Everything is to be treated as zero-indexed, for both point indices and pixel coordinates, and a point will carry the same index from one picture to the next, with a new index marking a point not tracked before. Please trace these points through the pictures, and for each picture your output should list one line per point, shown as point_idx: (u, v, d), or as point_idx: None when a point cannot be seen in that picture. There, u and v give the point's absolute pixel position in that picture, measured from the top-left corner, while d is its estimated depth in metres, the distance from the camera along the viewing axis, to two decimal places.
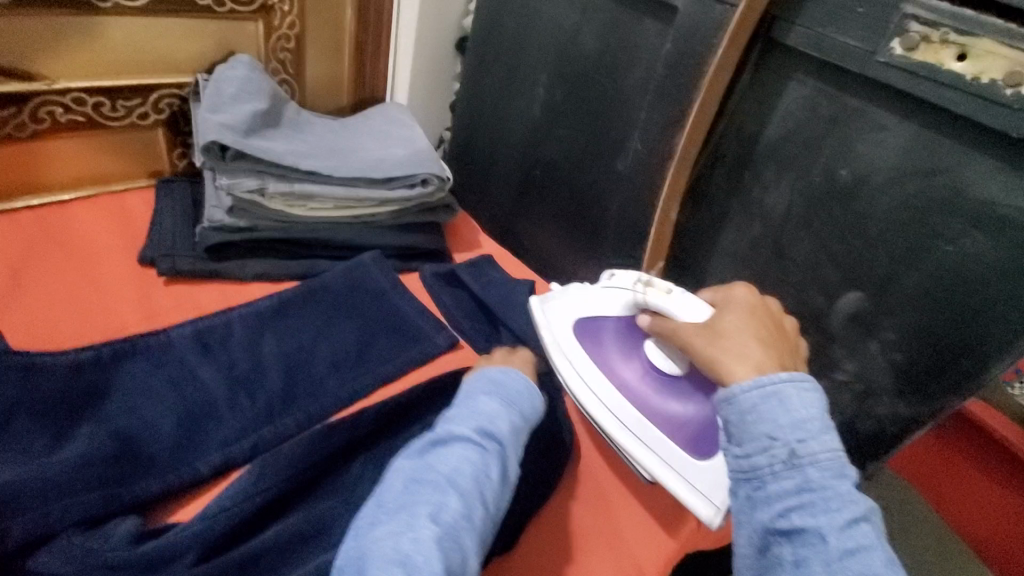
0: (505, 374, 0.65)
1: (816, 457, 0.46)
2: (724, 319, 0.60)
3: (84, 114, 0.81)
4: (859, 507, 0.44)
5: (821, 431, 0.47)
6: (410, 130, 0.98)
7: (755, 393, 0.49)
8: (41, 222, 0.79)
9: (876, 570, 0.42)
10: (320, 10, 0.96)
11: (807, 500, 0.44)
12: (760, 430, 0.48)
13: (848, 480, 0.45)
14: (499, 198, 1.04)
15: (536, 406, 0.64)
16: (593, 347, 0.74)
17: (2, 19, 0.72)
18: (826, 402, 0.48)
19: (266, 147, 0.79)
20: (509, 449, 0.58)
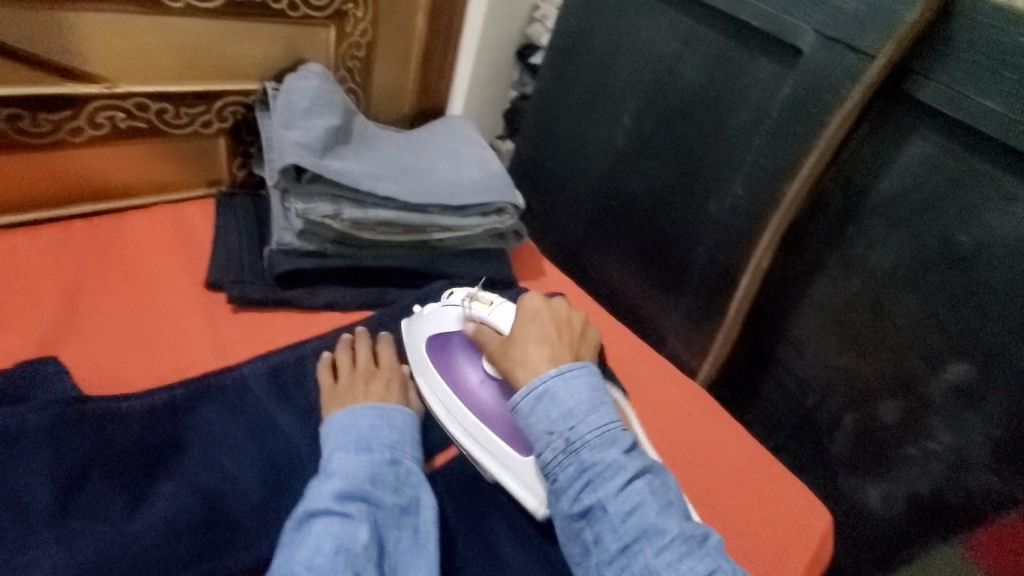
0: (351, 412, 0.58)
1: (584, 439, 0.54)
2: (535, 325, 0.63)
3: (147, 121, 0.76)
4: (625, 468, 0.53)
5: (584, 415, 0.56)
6: (480, 149, 0.93)
7: (530, 401, 0.58)
8: (99, 237, 0.74)
9: (649, 520, 0.50)
10: (393, 18, 0.91)
11: (591, 476, 0.53)
12: (540, 429, 0.57)
13: (616, 448, 0.54)
14: (567, 225, 1.00)
15: (398, 432, 0.58)
16: (449, 366, 0.67)
17: (66, 16, 0.66)
18: (593, 389, 0.57)
19: (343, 169, 0.75)
20: (377, 492, 0.52)
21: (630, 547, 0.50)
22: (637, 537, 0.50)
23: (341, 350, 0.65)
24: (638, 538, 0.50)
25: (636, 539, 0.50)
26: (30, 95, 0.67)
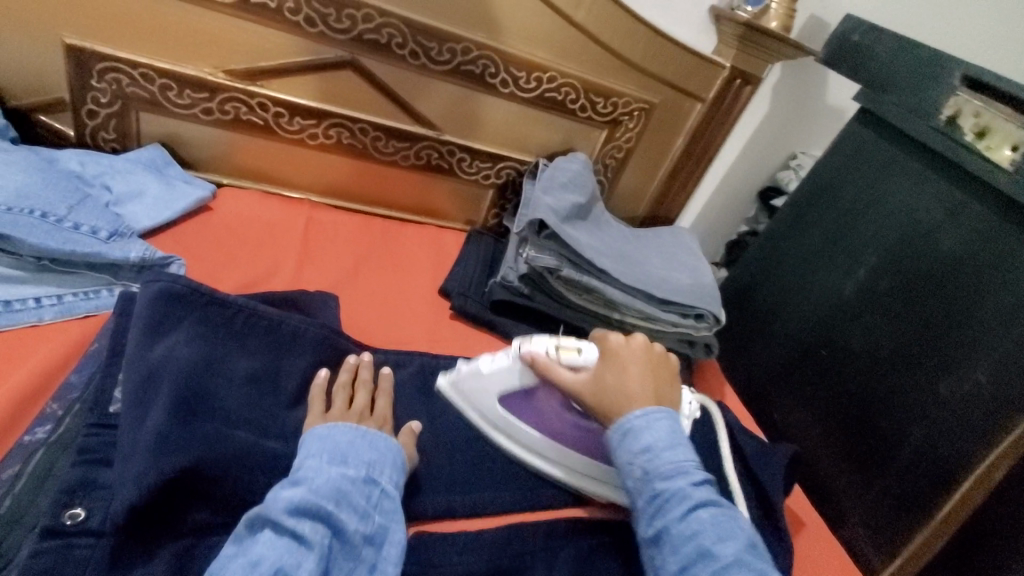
0: (332, 427, 0.55)
1: (660, 468, 0.55)
2: (621, 373, 0.63)
3: (449, 164, 0.99)
4: (692, 495, 0.52)
5: (665, 449, 0.56)
6: (697, 260, 0.98)
7: (617, 436, 0.58)
8: (387, 232, 0.98)
9: (705, 542, 0.49)
10: (657, 134, 1.05)
11: (660, 502, 0.53)
12: (620, 459, 0.57)
13: (687, 478, 0.54)
14: (763, 359, 0.97)
15: (379, 453, 0.55)
16: (523, 404, 0.69)
17: (431, 81, 0.90)
18: (672, 425, 0.58)
19: (577, 237, 0.86)
20: (341, 512, 0.48)
21: (688, 569, 0.49)
22: (697, 559, 0.49)
23: (340, 378, 0.62)
24: (696, 560, 0.49)
25: (694, 560, 0.49)
26: (388, 127, 0.92)
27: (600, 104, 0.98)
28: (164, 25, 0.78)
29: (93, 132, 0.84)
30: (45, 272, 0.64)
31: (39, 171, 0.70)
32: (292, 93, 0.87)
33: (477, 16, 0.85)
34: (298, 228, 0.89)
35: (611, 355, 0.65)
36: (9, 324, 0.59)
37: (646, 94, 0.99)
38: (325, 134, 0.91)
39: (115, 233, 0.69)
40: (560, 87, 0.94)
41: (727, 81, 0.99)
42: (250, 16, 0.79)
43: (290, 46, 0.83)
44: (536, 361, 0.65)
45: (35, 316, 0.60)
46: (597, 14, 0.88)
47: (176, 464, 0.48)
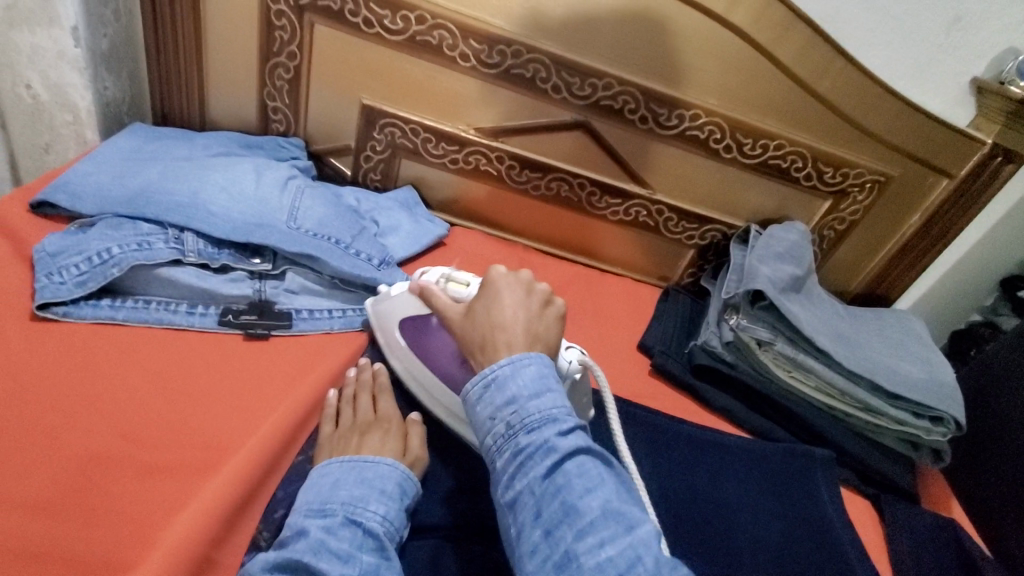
0: (322, 470, 0.56)
1: (527, 427, 0.50)
2: (491, 304, 0.59)
3: (655, 222, 1.02)
4: (560, 447, 0.48)
5: (529, 398, 0.51)
6: (932, 352, 0.87)
7: (478, 389, 0.53)
8: (588, 280, 1.03)
9: (573, 501, 0.46)
10: (887, 209, 0.97)
11: (523, 458, 0.48)
12: (482, 417, 0.52)
13: (554, 428, 0.49)
14: (1005, 477, 0.83)
15: (364, 488, 0.53)
16: (419, 336, 0.70)
17: (654, 143, 0.94)
18: (539, 367, 0.53)
19: (796, 310, 0.82)
20: (317, 559, 0.46)
21: (550, 532, 0.45)
22: (560, 519, 0.45)
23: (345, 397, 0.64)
24: (561, 522, 0.45)
25: (559, 520, 0.45)
26: (605, 183, 0.98)
27: (828, 173, 0.94)
28: (434, 89, 0.92)
29: (365, 173, 1.02)
30: (335, 288, 0.78)
31: (333, 204, 0.85)
32: (527, 149, 0.97)
33: (710, 86, 0.88)
34: (514, 269, 0.98)
35: (487, 289, 0.62)
36: (312, 329, 0.72)
37: (882, 167, 0.92)
38: (546, 186, 1.00)
39: (384, 260, 0.81)
40: (786, 155, 0.92)
41: (985, 157, 0.89)
42: (506, 85, 0.90)
43: (533, 110, 0.92)
44: (423, 291, 0.66)
45: (328, 324, 0.73)
46: (840, 86, 0.85)
47: (385, 458, 0.57)
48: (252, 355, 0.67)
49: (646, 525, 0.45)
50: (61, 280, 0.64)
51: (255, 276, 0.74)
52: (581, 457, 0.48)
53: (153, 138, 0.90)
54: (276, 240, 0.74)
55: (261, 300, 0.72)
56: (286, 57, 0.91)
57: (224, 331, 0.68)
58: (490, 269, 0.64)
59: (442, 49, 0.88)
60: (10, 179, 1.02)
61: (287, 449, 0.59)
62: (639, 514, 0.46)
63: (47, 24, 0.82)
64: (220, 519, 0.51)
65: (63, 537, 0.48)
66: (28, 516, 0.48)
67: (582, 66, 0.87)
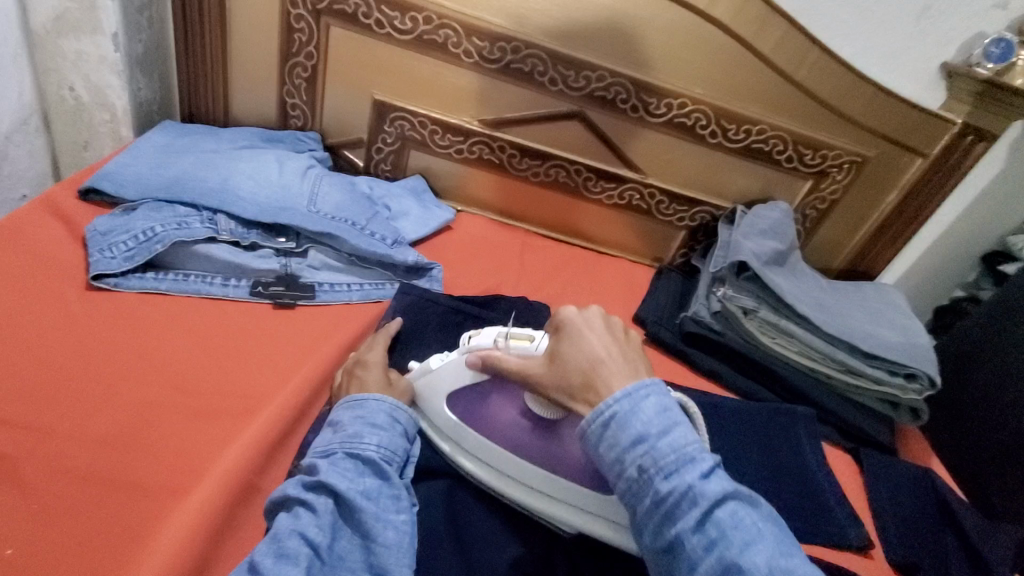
0: (326, 408, 0.61)
1: (662, 466, 0.50)
2: (578, 343, 0.59)
3: (648, 206, 1.08)
4: (703, 492, 0.48)
5: (660, 437, 0.51)
6: (907, 319, 0.93)
7: (597, 427, 0.53)
8: (586, 261, 1.10)
9: (730, 555, 0.45)
10: (866, 189, 1.04)
11: (667, 507, 0.48)
12: (610, 458, 0.52)
13: (694, 470, 0.49)
14: (981, 434, 0.89)
15: (362, 420, 0.59)
16: (468, 405, 0.68)
17: (645, 131, 1.01)
18: (661, 401, 0.53)
19: (778, 280, 0.89)
20: (332, 476, 0.52)
21: None
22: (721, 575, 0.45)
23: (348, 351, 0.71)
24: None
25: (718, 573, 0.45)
26: (600, 169, 1.05)
27: (808, 155, 1.00)
28: (441, 84, 1.00)
29: (376, 164, 1.09)
30: (352, 265, 0.85)
31: (348, 190, 0.92)
32: (527, 139, 1.04)
33: (695, 76, 0.95)
34: (516, 250, 1.05)
35: (566, 336, 0.60)
36: (333, 300, 0.79)
37: (859, 148, 0.99)
38: (546, 173, 1.07)
39: (396, 240, 0.88)
40: (768, 139, 0.99)
41: (955, 137, 0.95)
42: (507, 79, 0.98)
43: (532, 101, 1.00)
44: (485, 360, 0.63)
45: (347, 296, 0.81)
46: (816, 72, 0.92)
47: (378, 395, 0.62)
48: (280, 321, 0.74)
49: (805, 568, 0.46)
50: (111, 255, 0.72)
51: (281, 254, 0.82)
52: (725, 498, 0.48)
53: (183, 134, 0.98)
54: (300, 221, 0.82)
55: (286, 274, 0.79)
56: (305, 57, 0.99)
57: (254, 300, 0.76)
58: (557, 314, 0.63)
59: (448, 47, 0.95)
60: (51, 176, 1.11)
61: (315, 400, 0.66)
62: (788, 552, 0.46)
63: (90, 31, 0.90)
64: (259, 454, 0.58)
65: (125, 465, 0.55)
66: (95, 448, 0.55)
67: (577, 59, 0.94)
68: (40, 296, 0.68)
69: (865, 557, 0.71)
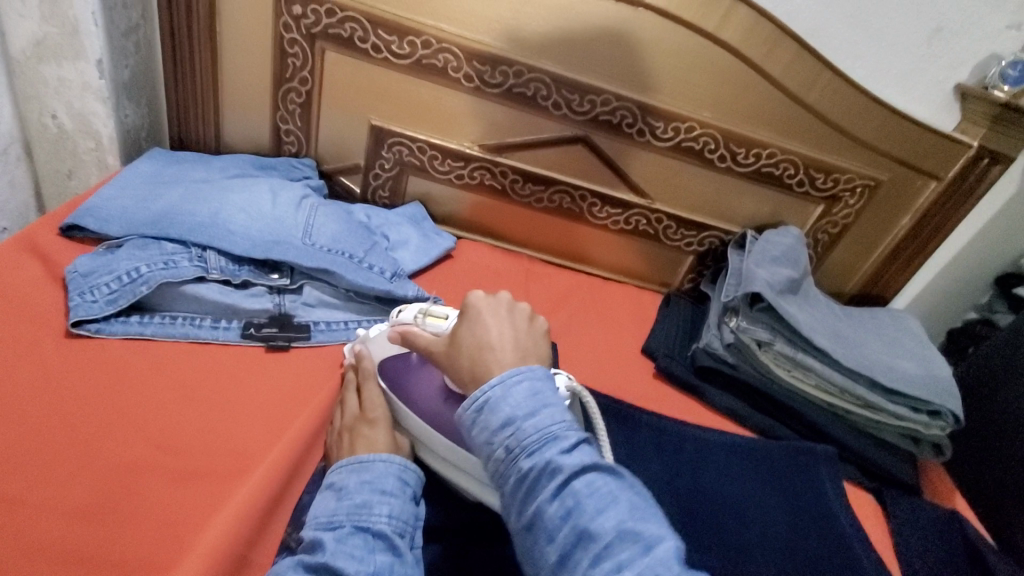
0: (330, 474, 0.57)
1: (511, 438, 0.47)
2: (475, 325, 0.57)
3: (655, 230, 1.05)
4: (563, 466, 0.45)
5: (529, 417, 0.48)
6: (927, 349, 0.89)
7: (471, 412, 0.49)
8: (591, 288, 1.06)
9: (585, 523, 0.43)
10: (878, 212, 1.01)
11: (527, 484, 0.45)
12: (480, 441, 0.49)
13: (555, 445, 0.46)
14: (1007, 471, 0.85)
15: (370, 488, 0.55)
16: (395, 372, 0.66)
17: (651, 155, 0.98)
18: (536, 385, 0.50)
19: (795, 312, 0.85)
20: (336, 559, 0.48)
21: (575, 565, 0.43)
22: (574, 541, 0.43)
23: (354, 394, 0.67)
24: (575, 545, 0.43)
25: (574, 543, 0.43)
26: (605, 194, 1.01)
27: (820, 179, 0.97)
28: (439, 109, 0.96)
29: (374, 190, 1.06)
30: (349, 301, 0.81)
31: (345, 221, 0.88)
32: (529, 163, 1.01)
33: (703, 99, 0.92)
34: (519, 279, 1.01)
35: (473, 316, 0.59)
36: (329, 340, 0.75)
37: (872, 172, 0.96)
38: (549, 199, 1.04)
39: (395, 273, 0.84)
40: (778, 162, 0.96)
41: (971, 160, 0.92)
42: (508, 103, 0.95)
43: (534, 126, 0.97)
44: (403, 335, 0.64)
45: (344, 335, 0.76)
46: (828, 96, 0.89)
47: (386, 455, 0.58)
48: (273, 366, 0.70)
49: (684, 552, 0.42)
50: (93, 299, 0.68)
51: (274, 291, 0.78)
52: (599, 478, 0.45)
53: (172, 162, 0.94)
54: (294, 256, 0.78)
55: (280, 314, 0.75)
56: (299, 82, 0.96)
57: (246, 343, 0.72)
58: (471, 296, 0.61)
59: (447, 71, 0.92)
60: (35, 205, 1.07)
61: (312, 454, 0.62)
62: (666, 532, 0.43)
63: (72, 58, 0.86)
64: (252, 521, 0.53)
65: (105, 540, 0.50)
66: (71, 522, 0.51)
67: (581, 83, 0.91)
68: (17, 345, 0.64)
69: None
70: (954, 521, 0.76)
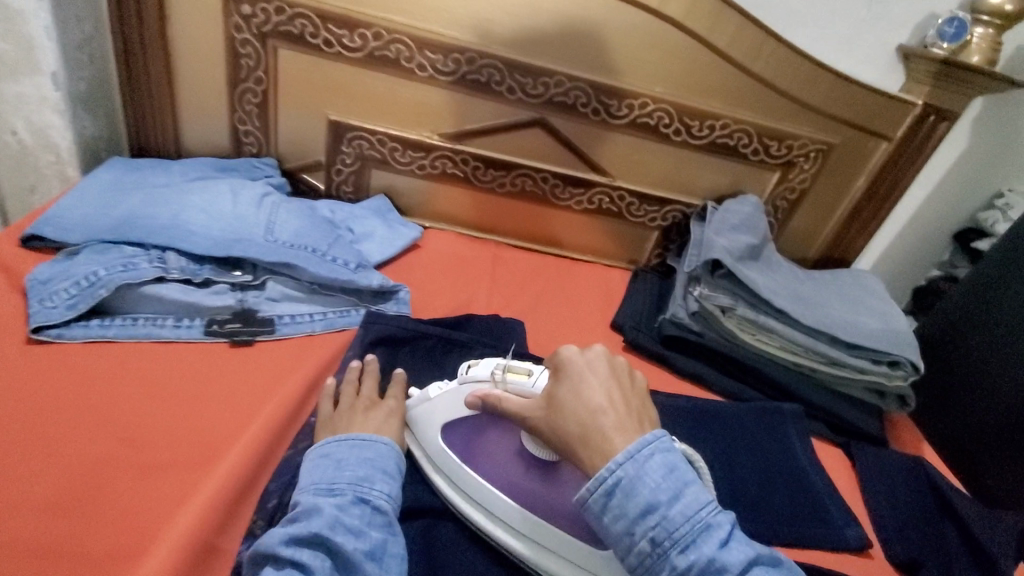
0: (326, 450, 0.58)
1: (656, 526, 0.48)
2: (578, 387, 0.56)
3: (619, 208, 1.07)
4: (725, 564, 0.46)
5: (673, 503, 0.49)
6: (886, 304, 0.92)
7: (603, 497, 0.50)
8: (560, 269, 1.07)
9: None
10: (834, 176, 1.03)
11: None
12: (619, 532, 0.50)
13: (709, 538, 0.47)
14: (971, 417, 0.87)
15: (368, 469, 0.56)
16: (466, 440, 0.66)
17: (608, 133, 0.99)
18: (673, 465, 0.51)
19: (754, 276, 0.87)
20: (336, 535, 0.49)
21: None
22: None
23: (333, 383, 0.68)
24: None
25: None
26: (567, 175, 1.03)
27: (774, 147, 0.99)
28: (397, 101, 0.97)
29: (338, 186, 1.06)
30: (314, 293, 0.82)
31: (307, 216, 0.89)
32: (489, 150, 1.02)
33: (655, 74, 0.93)
34: (487, 264, 1.02)
35: (574, 378, 0.57)
36: (295, 332, 0.76)
37: (824, 136, 0.98)
38: (512, 183, 1.05)
39: (360, 264, 0.85)
40: (733, 133, 0.98)
41: (918, 118, 0.95)
42: (464, 90, 0.96)
43: (491, 111, 0.98)
44: (486, 398, 0.61)
45: (310, 327, 0.77)
46: (775, 63, 0.91)
47: (388, 440, 0.60)
48: (237, 360, 0.70)
49: None
50: (53, 304, 0.68)
51: (237, 288, 0.78)
52: (754, 567, 0.47)
53: (131, 170, 0.94)
54: (255, 252, 0.78)
55: (244, 309, 0.76)
56: (254, 82, 0.96)
57: (209, 340, 0.72)
58: (566, 352, 0.59)
59: (401, 62, 0.93)
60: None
61: (279, 440, 0.63)
62: None
63: (24, 70, 0.86)
64: (217, 508, 0.54)
65: (67, 535, 0.50)
66: (32, 520, 0.51)
67: (533, 66, 0.92)
68: None
69: (865, 556, 0.68)
70: (917, 468, 0.78)
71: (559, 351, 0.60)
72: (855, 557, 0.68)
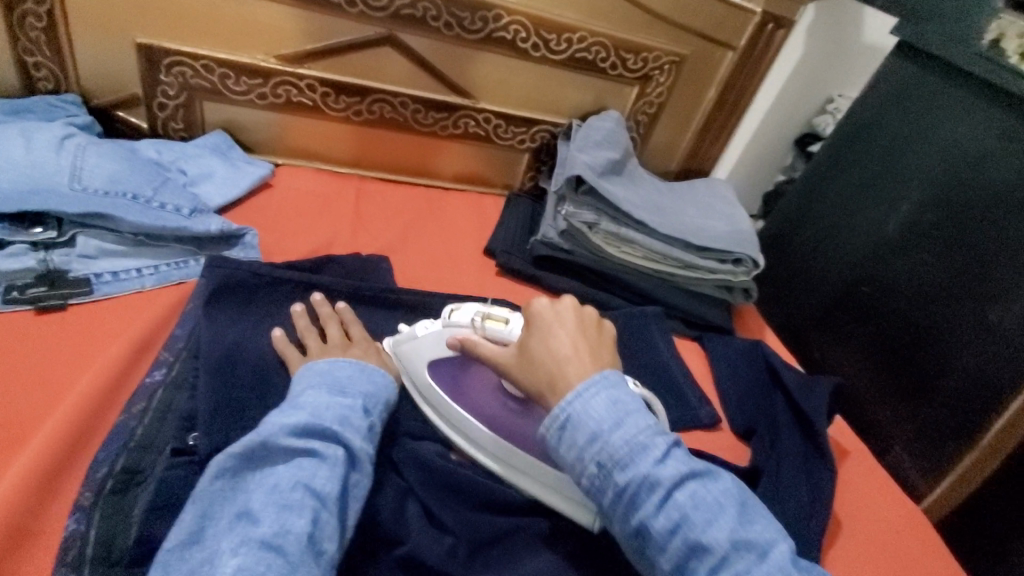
0: (332, 363, 0.60)
1: (603, 452, 0.48)
2: (547, 339, 0.55)
3: (486, 131, 1.03)
4: (661, 479, 0.46)
5: (615, 430, 0.48)
6: (733, 208, 0.98)
7: (556, 431, 0.50)
8: (431, 199, 1.04)
9: (694, 535, 0.45)
10: (688, 87, 1.06)
11: (628, 497, 0.47)
12: (568, 460, 0.49)
13: (648, 457, 0.47)
14: (803, 303, 0.99)
15: (374, 387, 0.59)
16: (453, 378, 0.65)
17: (464, 50, 0.94)
18: (616, 395, 0.50)
19: (614, 190, 0.89)
20: (343, 432, 0.52)
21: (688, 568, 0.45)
22: (688, 552, 0.45)
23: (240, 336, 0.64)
24: (689, 556, 0.45)
25: (687, 555, 0.45)
26: (427, 99, 0.97)
27: (630, 60, 0.99)
28: (221, 20, 0.85)
29: (165, 123, 0.92)
30: (142, 246, 0.72)
31: (125, 157, 0.76)
32: (338, 73, 0.93)
33: None
34: (349, 200, 0.96)
35: (551, 326, 0.56)
36: (120, 291, 0.67)
37: (676, 48, 1.00)
38: (369, 110, 0.97)
39: (196, 209, 0.76)
40: (591, 46, 0.96)
41: (759, 27, 0.99)
42: (297, 4, 0.85)
43: (334, 29, 0.88)
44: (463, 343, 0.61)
45: (139, 283, 0.69)
46: None
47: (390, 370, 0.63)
48: (48, 329, 0.61)
49: (784, 544, 0.45)
50: None
51: (40, 247, 0.67)
52: (692, 477, 0.47)
53: None
54: (55, 204, 0.67)
55: (50, 271, 0.65)
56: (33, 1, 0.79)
57: (9, 310, 0.62)
58: (538, 304, 0.58)
59: None
60: None
61: (107, 408, 0.56)
62: (769, 530, 0.46)
63: None
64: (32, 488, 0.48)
65: None
66: None
67: None
68: None
69: (714, 431, 0.77)
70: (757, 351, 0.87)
71: (533, 301, 0.58)
72: (705, 433, 0.76)
